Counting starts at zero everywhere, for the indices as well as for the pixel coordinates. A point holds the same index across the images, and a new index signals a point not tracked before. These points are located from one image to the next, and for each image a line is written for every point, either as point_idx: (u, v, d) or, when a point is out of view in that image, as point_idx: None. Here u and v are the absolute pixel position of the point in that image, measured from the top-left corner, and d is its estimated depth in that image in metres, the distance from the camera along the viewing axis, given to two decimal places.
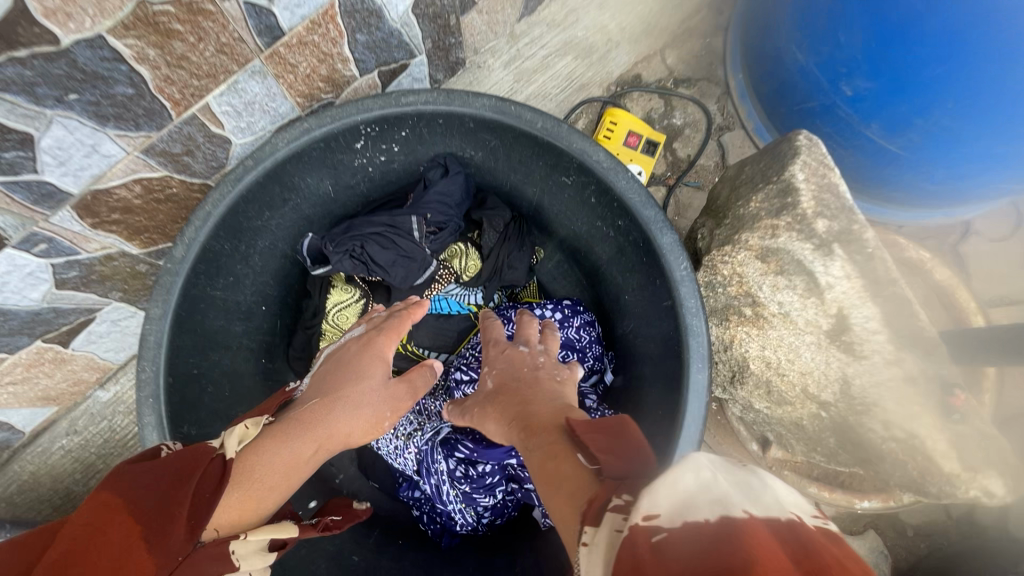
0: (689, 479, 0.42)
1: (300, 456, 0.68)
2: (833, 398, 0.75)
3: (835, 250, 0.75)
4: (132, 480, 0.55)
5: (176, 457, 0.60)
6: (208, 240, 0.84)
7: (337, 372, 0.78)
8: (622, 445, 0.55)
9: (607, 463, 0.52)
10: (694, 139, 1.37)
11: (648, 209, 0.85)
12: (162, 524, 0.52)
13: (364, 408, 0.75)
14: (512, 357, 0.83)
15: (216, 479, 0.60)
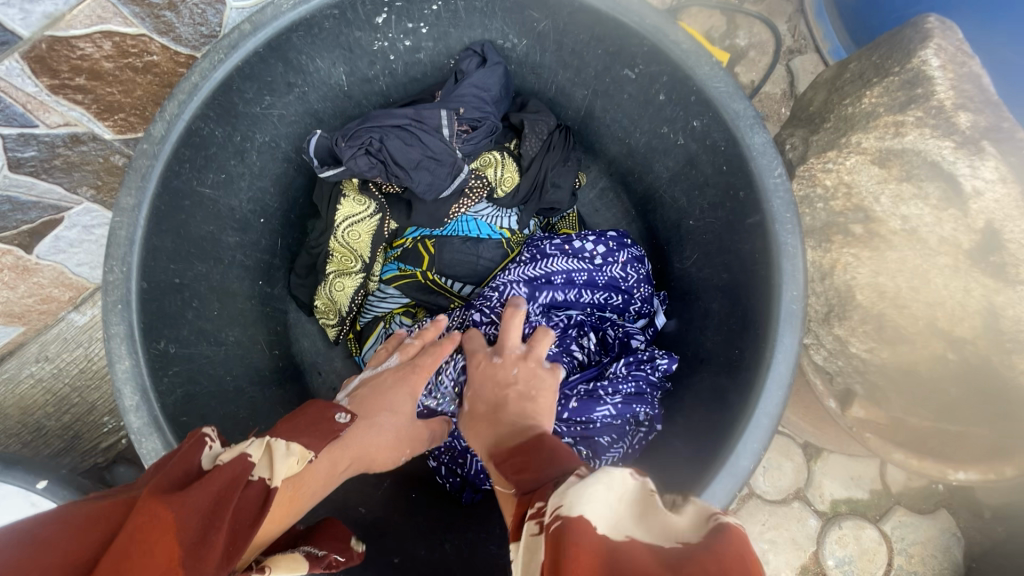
0: (591, 485, 0.35)
1: (335, 470, 0.58)
2: (971, 333, 0.61)
3: (987, 147, 0.58)
4: (168, 500, 0.40)
5: (220, 469, 0.44)
6: (197, 121, 0.69)
7: (374, 400, 0.66)
8: (541, 455, 0.46)
9: (524, 482, 0.44)
10: (759, 63, 1.18)
11: (736, 101, 0.68)
12: (202, 565, 0.38)
13: (396, 438, 0.65)
14: (486, 371, 0.65)
15: (257, 503, 0.45)
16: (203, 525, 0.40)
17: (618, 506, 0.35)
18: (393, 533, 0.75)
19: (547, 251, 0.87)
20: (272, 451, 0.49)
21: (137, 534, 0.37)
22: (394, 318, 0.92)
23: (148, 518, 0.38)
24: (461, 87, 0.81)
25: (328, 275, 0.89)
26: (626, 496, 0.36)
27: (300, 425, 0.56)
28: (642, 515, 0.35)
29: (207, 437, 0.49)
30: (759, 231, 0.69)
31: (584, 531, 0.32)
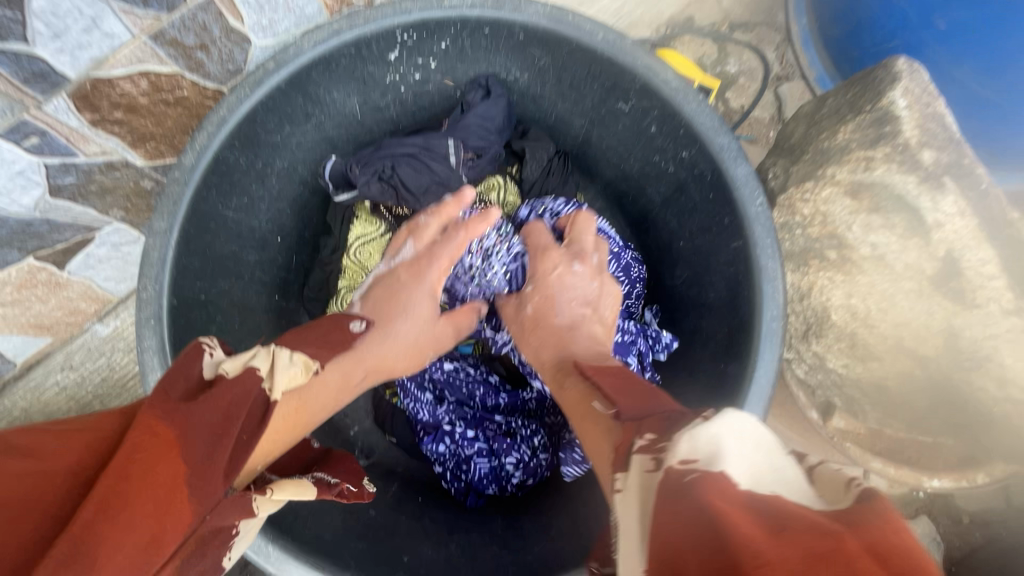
0: (726, 437, 0.37)
1: (349, 381, 0.64)
2: (936, 351, 0.67)
3: (947, 182, 0.65)
4: (172, 418, 0.44)
5: (228, 385, 0.48)
6: (223, 150, 0.74)
7: (390, 302, 0.72)
8: (639, 392, 0.51)
9: (628, 408, 0.48)
10: (748, 89, 1.25)
11: (721, 135, 0.74)
12: (205, 481, 0.44)
13: (409, 345, 0.71)
14: (561, 278, 0.74)
15: (259, 414, 0.50)
16: (209, 444, 0.44)
17: (755, 459, 0.36)
18: (402, 533, 0.79)
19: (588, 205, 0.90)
20: (276, 361, 0.54)
21: (139, 449, 0.42)
22: None
23: (150, 437, 0.42)
24: (466, 117, 0.87)
25: (338, 290, 0.94)
26: (766, 452, 0.37)
27: (312, 336, 0.61)
28: (783, 471, 0.35)
29: (206, 346, 0.52)
30: (743, 254, 0.74)
31: (727, 487, 0.33)
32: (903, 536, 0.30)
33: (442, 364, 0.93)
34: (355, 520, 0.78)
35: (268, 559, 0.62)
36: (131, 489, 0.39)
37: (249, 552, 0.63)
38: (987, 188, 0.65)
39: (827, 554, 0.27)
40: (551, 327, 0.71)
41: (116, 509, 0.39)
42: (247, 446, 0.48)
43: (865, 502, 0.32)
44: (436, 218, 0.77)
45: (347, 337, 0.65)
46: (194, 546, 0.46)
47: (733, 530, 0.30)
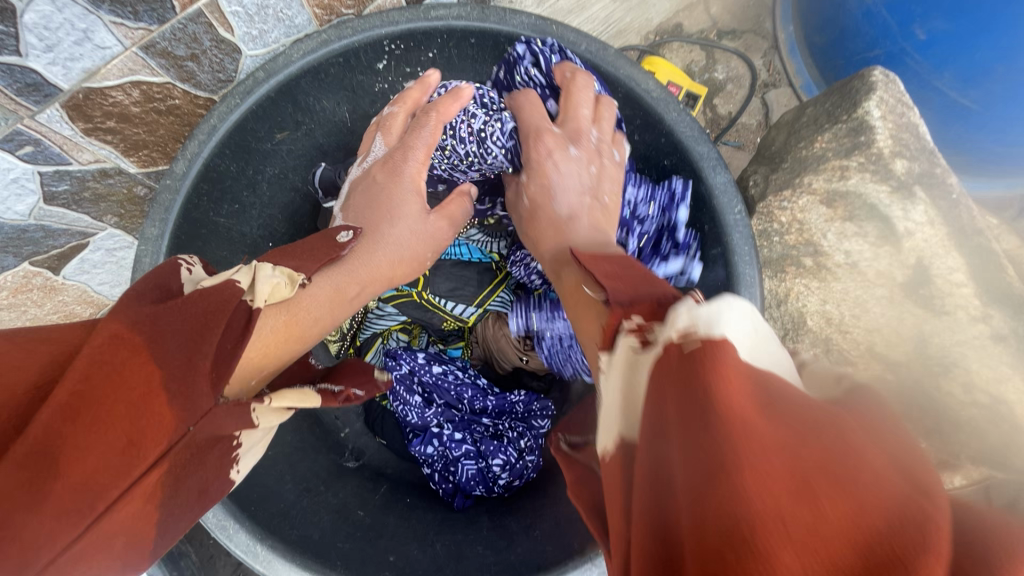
0: (734, 313, 0.33)
1: (344, 293, 0.61)
2: (905, 355, 0.66)
3: (918, 191, 0.67)
4: (138, 319, 0.38)
5: (204, 294, 0.43)
6: (214, 158, 0.76)
7: (380, 207, 0.72)
8: (633, 271, 0.48)
9: (618, 290, 0.44)
10: (735, 96, 1.27)
11: (701, 144, 0.76)
12: (189, 385, 0.38)
13: (403, 250, 0.71)
14: (557, 159, 0.73)
15: (243, 322, 0.44)
16: (188, 348, 0.39)
17: (757, 343, 0.33)
18: (389, 533, 0.81)
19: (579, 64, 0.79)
20: (258, 272, 0.48)
21: (102, 350, 0.35)
22: (392, 335, 1.02)
23: (115, 337, 0.36)
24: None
25: None
26: (764, 336, 0.35)
27: (301, 248, 0.57)
28: (778, 359, 0.34)
29: (182, 262, 0.49)
30: (723, 260, 0.76)
31: (733, 358, 0.30)
32: (891, 423, 0.30)
33: (431, 367, 0.94)
34: (343, 520, 0.79)
35: (256, 559, 0.64)
36: (97, 394, 0.33)
37: (237, 551, 0.64)
38: (958, 196, 0.69)
39: (838, 454, 0.26)
40: (549, 219, 0.71)
41: (83, 412, 0.33)
42: (236, 359, 0.43)
43: (853, 404, 0.32)
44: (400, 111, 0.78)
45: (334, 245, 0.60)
46: (184, 462, 0.40)
47: (732, 395, 0.28)
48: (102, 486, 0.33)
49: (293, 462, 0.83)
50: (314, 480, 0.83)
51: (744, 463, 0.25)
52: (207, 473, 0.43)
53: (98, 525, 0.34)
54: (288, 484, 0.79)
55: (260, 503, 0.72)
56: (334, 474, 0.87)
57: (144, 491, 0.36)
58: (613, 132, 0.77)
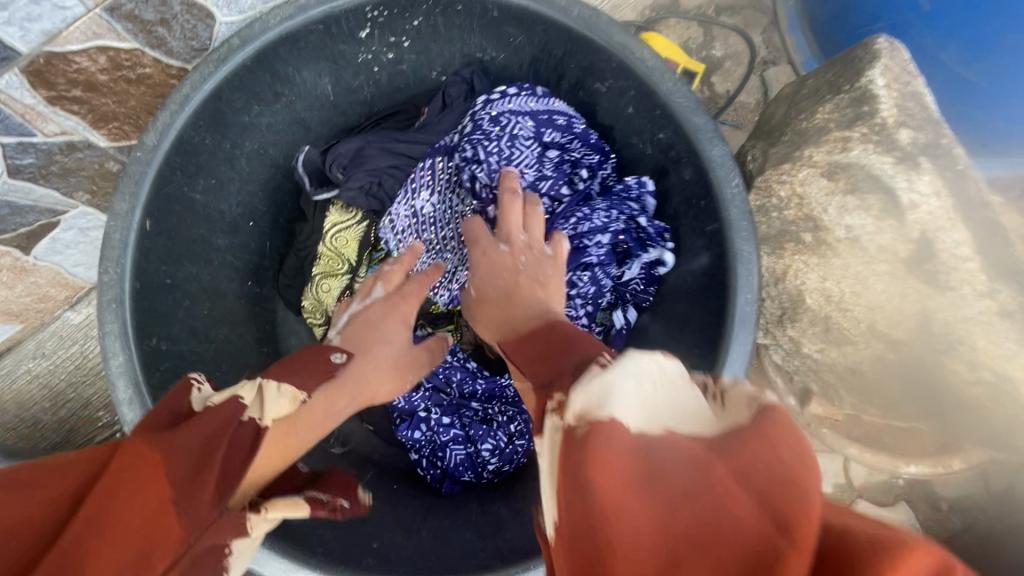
0: (624, 379, 0.34)
1: (333, 408, 0.61)
2: (908, 335, 0.65)
3: (923, 162, 0.64)
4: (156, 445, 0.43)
5: (213, 413, 0.48)
6: (187, 129, 0.72)
7: (369, 336, 0.72)
8: (552, 347, 0.45)
9: (539, 373, 0.43)
10: (734, 74, 1.23)
11: (698, 116, 0.72)
12: (194, 501, 0.41)
13: (387, 368, 0.71)
14: (495, 259, 0.68)
15: (250, 439, 0.49)
16: (195, 466, 0.43)
17: (656, 398, 0.34)
18: (374, 520, 0.78)
19: (537, 102, 0.78)
20: (263, 392, 0.54)
21: (126, 471, 0.40)
22: None
23: (138, 459, 0.41)
24: (446, 114, 0.87)
25: (314, 278, 0.93)
26: (667, 381, 0.35)
27: (293, 366, 0.61)
28: (682, 399, 0.35)
29: (193, 380, 0.55)
30: (719, 236, 0.73)
31: (618, 436, 0.32)
32: (788, 449, 0.31)
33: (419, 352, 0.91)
34: None
35: None
36: (116, 509, 0.37)
37: None
38: (963, 168, 0.64)
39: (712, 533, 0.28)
40: (493, 303, 0.64)
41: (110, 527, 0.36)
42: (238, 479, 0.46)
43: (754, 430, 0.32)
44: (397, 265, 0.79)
45: (328, 365, 0.64)
46: None
47: (608, 482, 0.30)
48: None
49: None
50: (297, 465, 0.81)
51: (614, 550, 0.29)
52: None
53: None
54: None
55: None
56: (317, 459, 0.84)
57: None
58: (552, 235, 0.70)
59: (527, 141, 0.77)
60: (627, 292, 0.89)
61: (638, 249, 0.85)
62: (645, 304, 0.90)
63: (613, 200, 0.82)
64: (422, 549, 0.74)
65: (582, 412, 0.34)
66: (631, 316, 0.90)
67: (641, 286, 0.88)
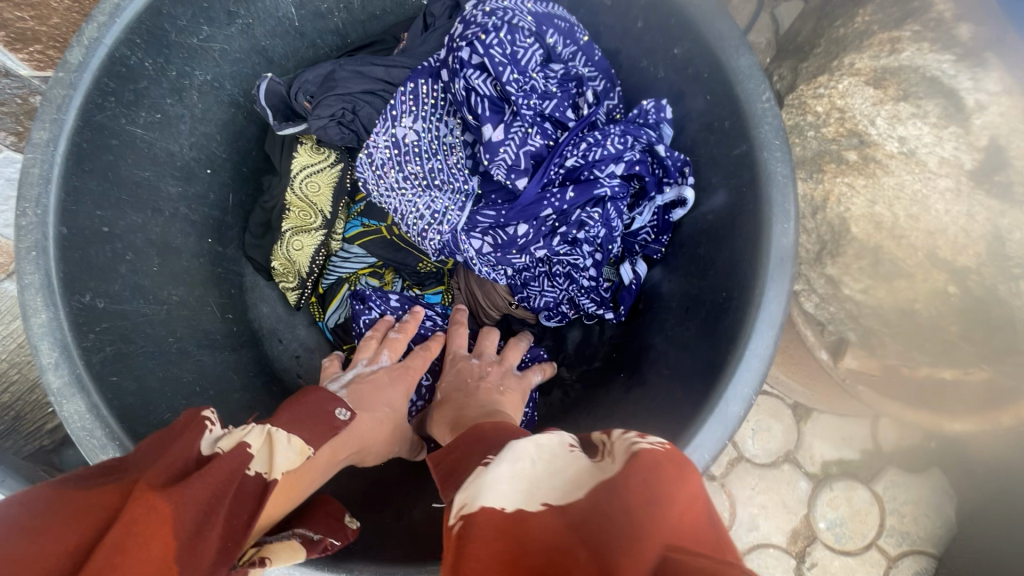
0: (501, 466, 0.37)
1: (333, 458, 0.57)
2: (976, 261, 0.55)
3: (990, 59, 0.53)
4: (167, 493, 0.37)
5: (224, 458, 0.41)
6: (121, 48, 0.61)
7: (373, 398, 0.66)
8: (476, 443, 0.46)
9: (456, 473, 0.43)
10: (741, 12, 1.11)
11: (721, 20, 0.63)
12: (197, 558, 0.36)
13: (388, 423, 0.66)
14: (465, 368, 0.72)
15: (256, 496, 0.43)
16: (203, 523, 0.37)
17: (534, 473, 0.36)
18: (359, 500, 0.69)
19: (534, 4, 0.68)
20: (274, 442, 0.46)
21: (135, 526, 0.34)
22: (360, 279, 0.87)
23: (149, 510, 0.35)
24: (429, 35, 0.76)
25: (284, 233, 0.81)
26: (544, 457, 0.38)
27: (301, 416, 0.51)
28: (562, 469, 0.37)
29: (207, 419, 0.45)
30: (747, 161, 0.63)
31: (487, 522, 0.33)
32: (635, 500, 0.32)
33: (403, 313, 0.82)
34: None
35: None
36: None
37: None
38: None
39: None
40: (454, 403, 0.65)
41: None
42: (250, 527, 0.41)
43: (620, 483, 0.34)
44: (403, 332, 0.76)
45: (330, 424, 0.53)
46: None
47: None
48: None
49: None
50: None
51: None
52: None
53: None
54: None
55: None
56: None
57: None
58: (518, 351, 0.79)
59: (526, 35, 0.65)
60: (636, 243, 0.80)
61: (654, 188, 0.75)
62: (656, 257, 0.81)
63: (629, 127, 0.69)
64: (413, 529, 0.64)
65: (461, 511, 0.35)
66: (642, 269, 0.81)
67: (652, 236, 0.79)
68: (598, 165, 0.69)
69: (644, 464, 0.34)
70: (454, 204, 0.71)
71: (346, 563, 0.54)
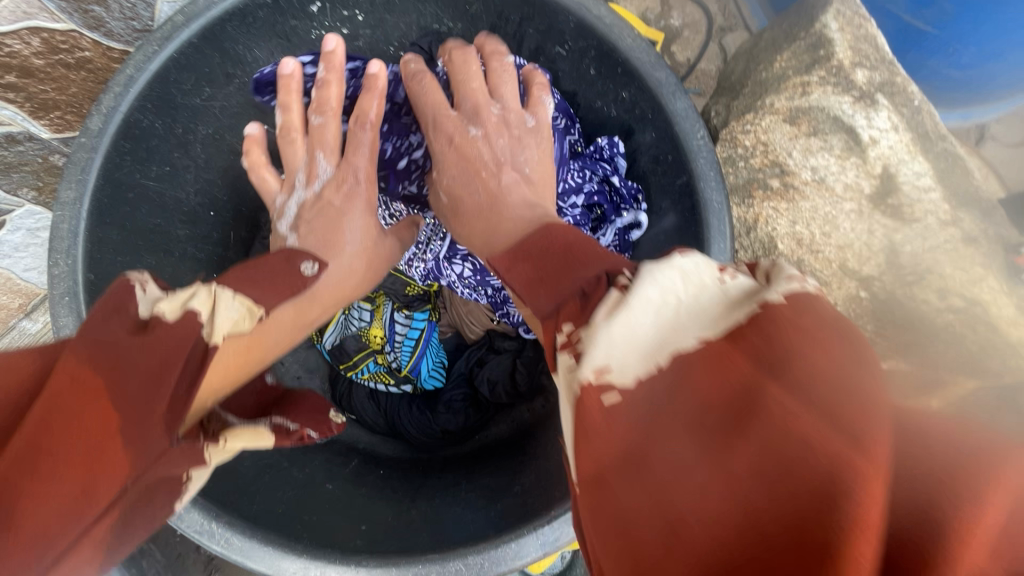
0: (640, 302, 0.33)
1: (304, 318, 0.63)
2: (878, 269, 0.66)
3: (881, 100, 0.67)
4: (102, 362, 0.39)
5: (168, 330, 0.42)
6: (134, 113, 0.69)
7: (331, 237, 0.68)
8: (560, 263, 0.40)
9: (550, 298, 0.38)
10: (692, 43, 1.21)
11: (658, 70, 0.72)
12: (141, 428, 0.39)
13: (350, 269, 0.69)
14: (464, 149, 0.65)
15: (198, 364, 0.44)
16: (148, 389, 0.40)
17: (679, 314, 0.33)
18: (361, 503, 0.75)
19: (497, 58, 0.77)
20: (217, 300, 0.48)
21: (64, 396, 0.36)
22: (354, 306, 0.97)
23: (80, 382, 0.37)
24: None
25: None
26: (687, 288, 0.34)
27: (256, 277, 0.54)
28: (704, 307, 0.33)
29: (135, 281, 0.46)
30: (688, 189, 0.73)
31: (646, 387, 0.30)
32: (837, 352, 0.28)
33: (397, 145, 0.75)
34: (308, 494, 0.74)
35: (212, 538, 0.59)
36: (52, 442, 0.34)
37: (217, 548, 0.60)
38: (920, 104, 0.69)
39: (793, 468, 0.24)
40: (475, 208, 0.61)
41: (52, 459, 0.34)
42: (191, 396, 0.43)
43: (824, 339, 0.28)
44: (327, 116, 0.73)
45: (294, 280, 0.58)
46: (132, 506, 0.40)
47: (660, 455, 0.28)
48: (55, 531, 0.34)
49: None
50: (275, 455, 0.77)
51: (675, 519, 0.26)
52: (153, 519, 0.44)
53: (67, 554, 0.35)
54: (246, 461, 0.72)
55: (216, 473, 0.67)
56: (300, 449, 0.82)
57: (100, 528, 0.37)
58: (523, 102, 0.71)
59: None
60: None
61: (613, 214, 0.84)
62: None
63: (586, 163, 0.83)
64: (412, 525, 0.71)
65: (601, 374, 0.31)
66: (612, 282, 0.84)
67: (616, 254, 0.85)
68: (559, 197, 0.79)
69: (826, 318, 0.30)
70: (436, 234, 0.81)
71: (354, 558, 0.61)
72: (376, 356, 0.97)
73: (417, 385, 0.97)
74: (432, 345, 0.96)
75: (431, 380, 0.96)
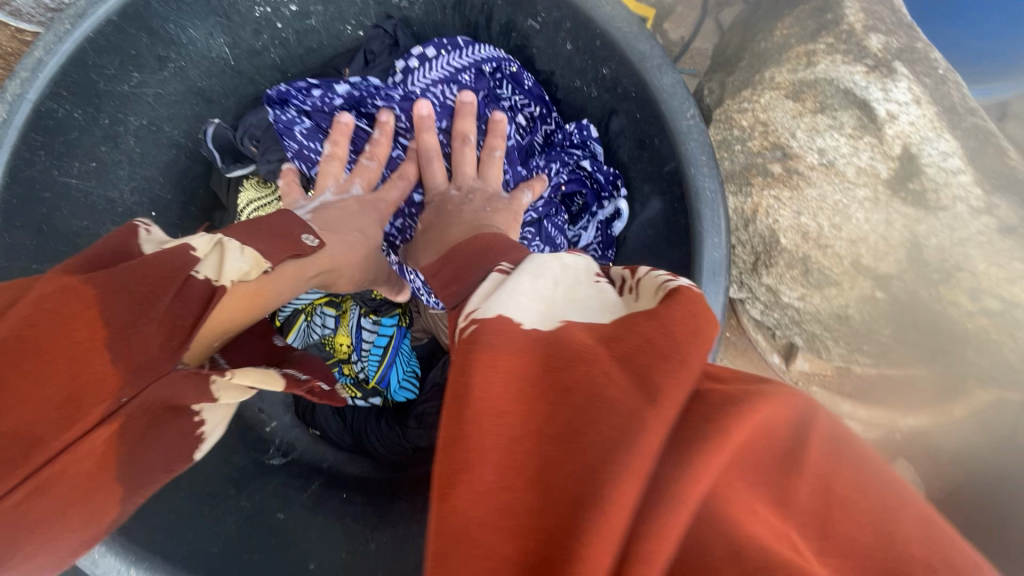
0: (522, 282, 0.32)
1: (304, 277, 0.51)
2: (897, 268, 0.56)
3: (899, 67, 0.56)
4: (96, 277, 0.36)
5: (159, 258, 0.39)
6: (47, 102, 0.61)
7: (343, 222, 0.60)
8: (474, 263, 0.39)
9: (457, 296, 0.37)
10: (686, 21, 1.11)
11: (642, 41, 0.63)
12: (135, 344, 0.35)
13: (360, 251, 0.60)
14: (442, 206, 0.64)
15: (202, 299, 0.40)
16: (136, 311, 0.36)
17: (555, 295, 0.31)
18: (314, 535, 0.68)
19: (459, 55, 0.71)
20: (223, 248, 0.43)
21: (51, 300, 0.33)
22: (316, 310, 0.87)
23: (71, 290, 0.34)
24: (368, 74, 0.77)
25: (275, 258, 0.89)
26: (568, 280, 0.33)
27: (256, 230, 0.47)
28: (583, 296, 0.32)
29: (140, 224, 0.43)
30: (678, 177, 0.64)
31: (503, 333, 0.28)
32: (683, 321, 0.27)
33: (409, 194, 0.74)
34: (255, 527, 0.66)
35: None
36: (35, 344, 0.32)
37: None
38: (944, 72, 0.58)
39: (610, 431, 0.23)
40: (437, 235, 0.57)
41: (27, 355, 0.31)
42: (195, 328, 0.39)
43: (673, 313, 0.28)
44: (375, 160, 0.69)
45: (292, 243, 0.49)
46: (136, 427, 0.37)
47: (479, 395, 0.25)
48: (33, 435, 0.32)
49: (191, 466, 0.68)
50: (222, 484, 0.69)
51: (466, 465, 0.24)
52: (160, 450, 0.40)
53: (49, 465, 0.33)
54: (183, 492, 0.64)
55: (143, 509, 0.59)
56: (252, 473, 0.74)
57: (88, 444, 0.34)
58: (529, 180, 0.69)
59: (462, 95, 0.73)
60: None
61: (593, 204, 0.77)
62: None
63: (554, 152, 0.76)
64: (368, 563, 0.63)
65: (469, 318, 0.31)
66: None
67: (599, 251, 0.78)
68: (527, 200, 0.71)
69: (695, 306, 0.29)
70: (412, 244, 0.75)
71: None
72: (343, 366, 0.88)
73: (387, 397, 0.89)
74: (403, 353, 0.89)
75: (403, 391, 0.88)
